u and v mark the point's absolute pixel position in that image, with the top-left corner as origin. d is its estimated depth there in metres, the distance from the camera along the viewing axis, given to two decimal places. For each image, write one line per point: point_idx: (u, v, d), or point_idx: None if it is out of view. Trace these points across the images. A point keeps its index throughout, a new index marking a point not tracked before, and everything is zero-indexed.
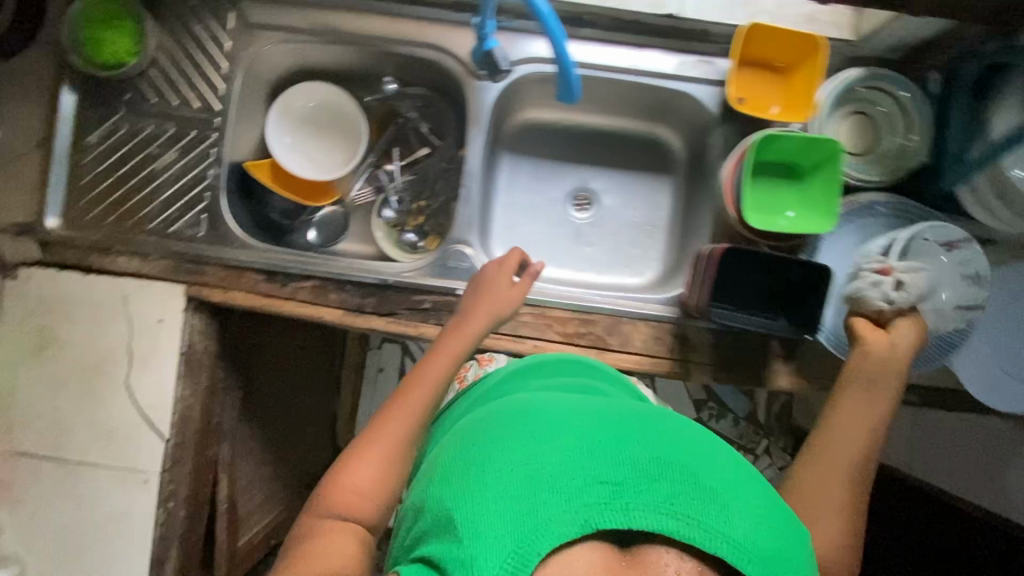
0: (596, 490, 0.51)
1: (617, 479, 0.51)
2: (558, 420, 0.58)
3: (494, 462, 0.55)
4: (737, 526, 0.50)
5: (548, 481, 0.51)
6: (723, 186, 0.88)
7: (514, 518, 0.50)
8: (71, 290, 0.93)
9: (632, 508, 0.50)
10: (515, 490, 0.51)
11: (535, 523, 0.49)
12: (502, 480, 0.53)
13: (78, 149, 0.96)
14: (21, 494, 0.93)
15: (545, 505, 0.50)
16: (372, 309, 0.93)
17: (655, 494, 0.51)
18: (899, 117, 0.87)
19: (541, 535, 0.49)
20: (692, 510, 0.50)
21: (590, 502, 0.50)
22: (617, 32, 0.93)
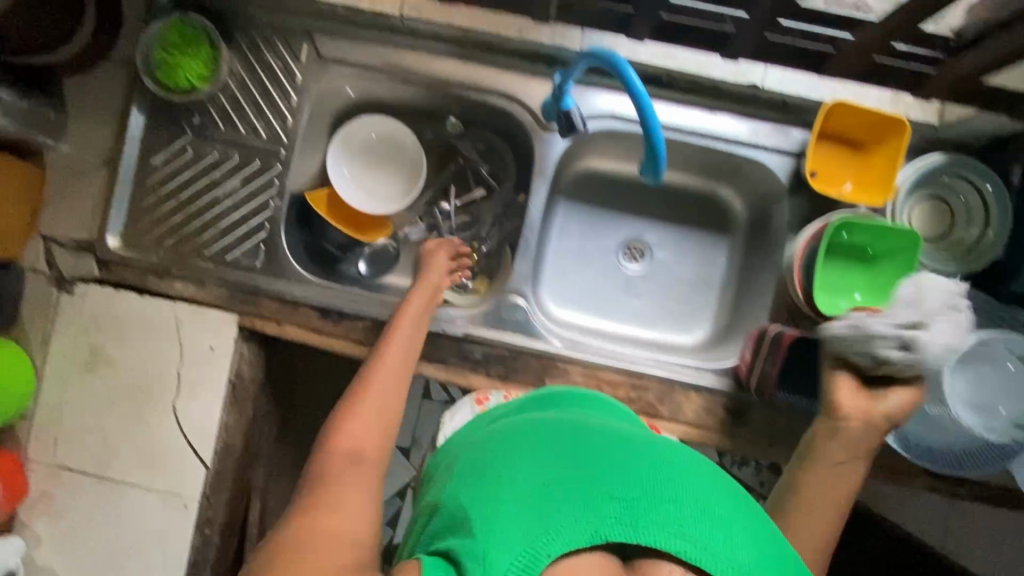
0: (608, 505, 0.48)
1: (631, 496, 0.49)
2: (574, 436, 0.58)
3: (508, 468, 0.53)
4: (744, 552, 0.48)
5: (560, 490, 0.50)
6: (792, 263, 0.86)
7: (524, 525, 0.47)
8: (126, 311, 0.94)
9: (644, 525, 0.47)
10: (524, 495, 0.50)
11: (543, 526, 0.47)
12: (514, 485, 0.51)
13: (142, 170, 0.96)
14: (61, 508, 0.94)
15: (557, 513, 0.48)
16: (422, 355, 0.92)
17: (671, 516, 0.48)
18: (978, 208, 0.85)
19: (550, 541, 0.46)
20: (703, 534, 0.47)
21: (602, 516, 0.48)
22: (693, 95, 0.91)
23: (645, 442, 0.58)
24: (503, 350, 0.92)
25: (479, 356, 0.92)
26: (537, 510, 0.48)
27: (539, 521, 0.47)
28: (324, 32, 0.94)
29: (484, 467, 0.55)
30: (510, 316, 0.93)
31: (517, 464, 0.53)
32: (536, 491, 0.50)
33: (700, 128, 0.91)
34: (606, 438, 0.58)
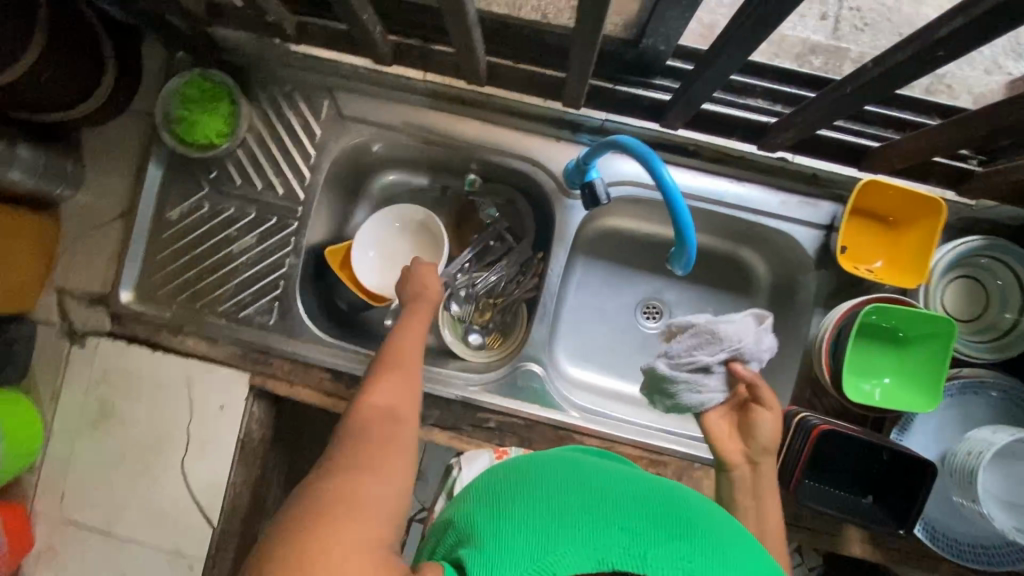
0: (618, 533, 0.46)
1: (641, 529, 0.47)
2: (600, 475, 0.56)
3: (528, 490, 0.52)
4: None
5: (571, 517, 0.48)
6: (820, 343, 0.84)
7: (531, 544, 0.46)
8: (137, 367, 0.93)
9: (651, 555, 0.44)
10: (537, 515, 0.48)
11: (549, 544, 0.45)
12: (530, 506, 0.50)
13: (157, 223, 0.95)
14: (66, 564, 0.93)
15: (564, 535, 0.46)
16: (435, 422, 0.90)
17: (679, 551, 0.45)
18: (1013, 292, 0.82)
19: (555, 557, 0.44)
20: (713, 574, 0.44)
21: (610, 541, 0.45)
22: (719, 164, 0.89)
23: (669, 488, 0.57)
24: (518, 420, 0.90)
25: (493, 425, 0.90)
26: (547, 530, 0.46)
27: (546, 539, 0.46)
28: (345, 89, 0.93)
29: (506, 486, 0.54)
30: (526, 384, 0.91)
31: (539, 487, 0.53)
32: (547, 513, 0.48)
33: (726, 199, 0.89)
34: (632, 478, 0.57)
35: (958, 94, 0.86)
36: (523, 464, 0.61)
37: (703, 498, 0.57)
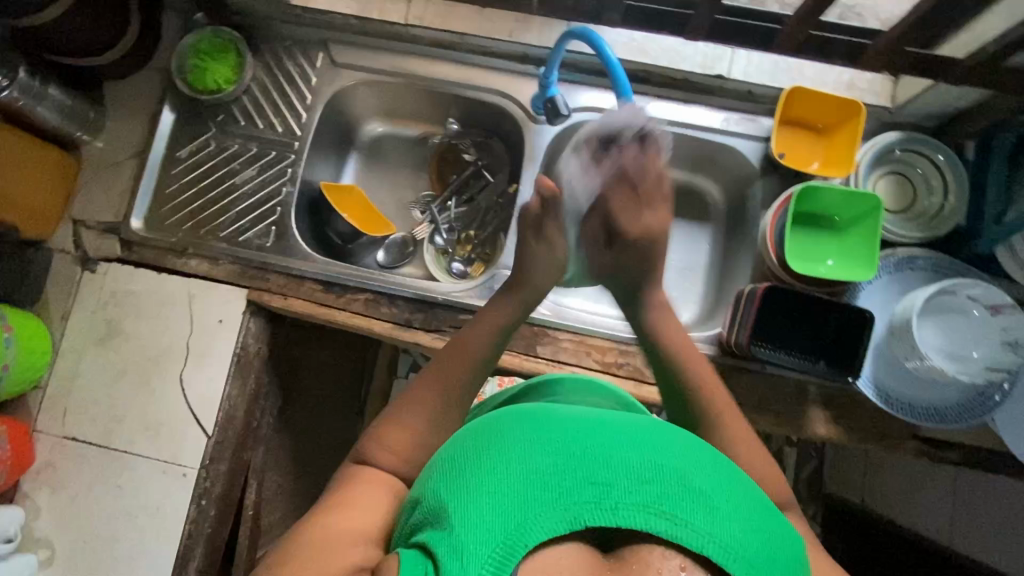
0: (584, 489, 0.43)
1: (608, 477, 0.43)
2: (556, 416, 0.50)
3: (483, 454, 0.47)
4: (731, 524, 0.42)
5: (532, 480, 0.43)
6: (765, 233, 0.91)
7: (497, 518, 0.42)
8: (143, 287, 1.00)
9: (621, 507, 0.42)
10: (498, 487, 0.44)
11: (517, 515, 0.42)
12: (488, 476, 0.45)
13: (168, 161, 1.06)
14: (64, 477, 0.96)
15: (529, 503, 0.42)
16: (419, 325, 0.98)
17: (652, 494, 0.42)
18: (935, 179, 0.92)
19: (526, 530, 0.41)
20: (684, 512, 0.42)
21: (578, 500, 0.42)
22: (669, 88, 1.00)
23: (631, 420, 0.51)
24: None
25: None
26: (511, 504, 0.43)
27: (512, 512, 0.42)
28: (338, 41, 1.07)
29: (461, 457, 0.48)
30: None
31: (496, 448, 0.47)
32: (507, 482, 0.44)
33: (675, 118, 0.99)
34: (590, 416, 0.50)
35: (868, 19, 0.99)
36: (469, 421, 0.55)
37: (661, 424, 0.52)
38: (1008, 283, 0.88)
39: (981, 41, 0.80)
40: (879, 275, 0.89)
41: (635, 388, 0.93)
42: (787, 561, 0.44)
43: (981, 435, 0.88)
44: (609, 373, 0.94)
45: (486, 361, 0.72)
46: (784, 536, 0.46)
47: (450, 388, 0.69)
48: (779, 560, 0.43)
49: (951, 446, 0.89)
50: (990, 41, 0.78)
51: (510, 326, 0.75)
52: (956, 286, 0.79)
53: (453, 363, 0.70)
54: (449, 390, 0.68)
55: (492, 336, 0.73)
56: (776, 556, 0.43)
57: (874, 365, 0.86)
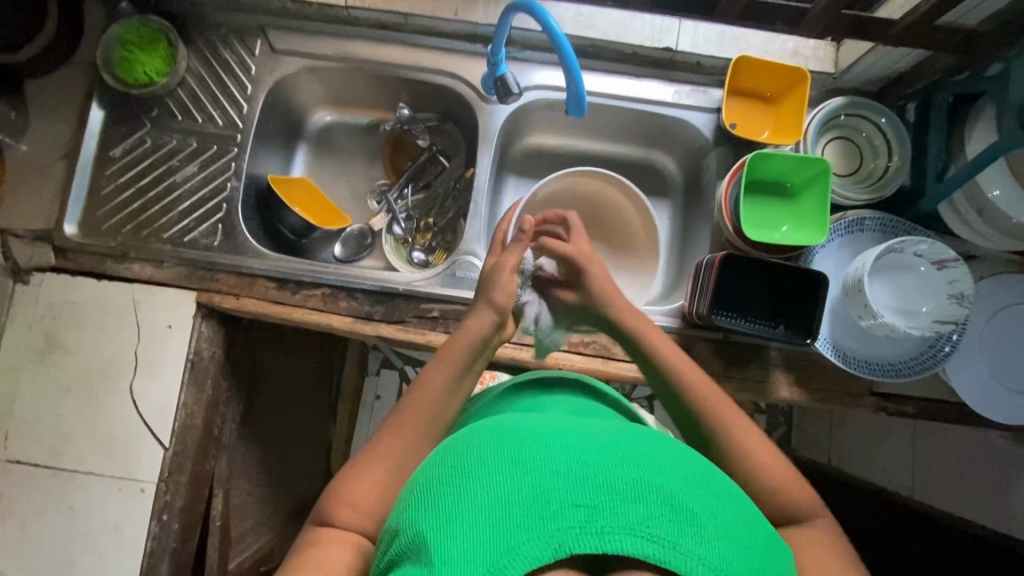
0: (571, 513, 0.41)
1: (594, 500, 0.41)
2: (543, 433, 0.48)
3: (467, 477, 0.45)
4: (720, 547, 0.41)
5: (517, 505, 0.42)
6: (720, 203, 0.92)
7: (482, 548, 0.40)
8: (82, 295, 0.94)
9: (608, 531, 0.40)
10: (481, 515, 0.42)
11: (505, 545, 0.40)
12: (472, 501, 0.43)
13: (102, 161, 1.00)
14: (9, 504, 0.90)
15: (515, 530, 0.41)
16: (380, 317, 0.96)
17: (639, 516, 0.41)
18: (879, 141, 0.94)
19: (513, 560, 0.39)
20: (672, 534, 0.40)
21: (564, 525, 0.40)
22: (620, 64, 1.00)
23: (614, 433, 0.49)
24: (458, 306, 0.96)
25: (437, 314, 0.95)
26: (495, 531, 0.41)
27: (496, 541, 0.40)
28: (277, 27, 1.03)
29: (444, 483, 0.46)
30: (464, 274, 0.98)
31: (481, 472, 0.45)
32: (491, 509, 0.42)
33: (629, 94, 0.99)
34: (578, 432, 0.49)
35: None
36: (452, 440, 0.53)
37: (649, 437, 0.50)
38: (951, 239, 0.92)
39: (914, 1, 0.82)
40: (832, 237, 0.91)
41: (602, 366, 0.93)
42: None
43: (933, 386, 0.92)
44: (577, 352, 0.94)
45: (455, 394, 0.74)
46: (772, 554, 0.45)
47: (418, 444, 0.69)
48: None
49: (907, 399, 0.92)
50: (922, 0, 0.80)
51: (474, 357, 0.76)
52: (904, 244, 0.82)
53: (404, 423, 0.69)
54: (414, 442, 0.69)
55: (450, 376, 0.74)
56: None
57: (832, 326, 0.88)
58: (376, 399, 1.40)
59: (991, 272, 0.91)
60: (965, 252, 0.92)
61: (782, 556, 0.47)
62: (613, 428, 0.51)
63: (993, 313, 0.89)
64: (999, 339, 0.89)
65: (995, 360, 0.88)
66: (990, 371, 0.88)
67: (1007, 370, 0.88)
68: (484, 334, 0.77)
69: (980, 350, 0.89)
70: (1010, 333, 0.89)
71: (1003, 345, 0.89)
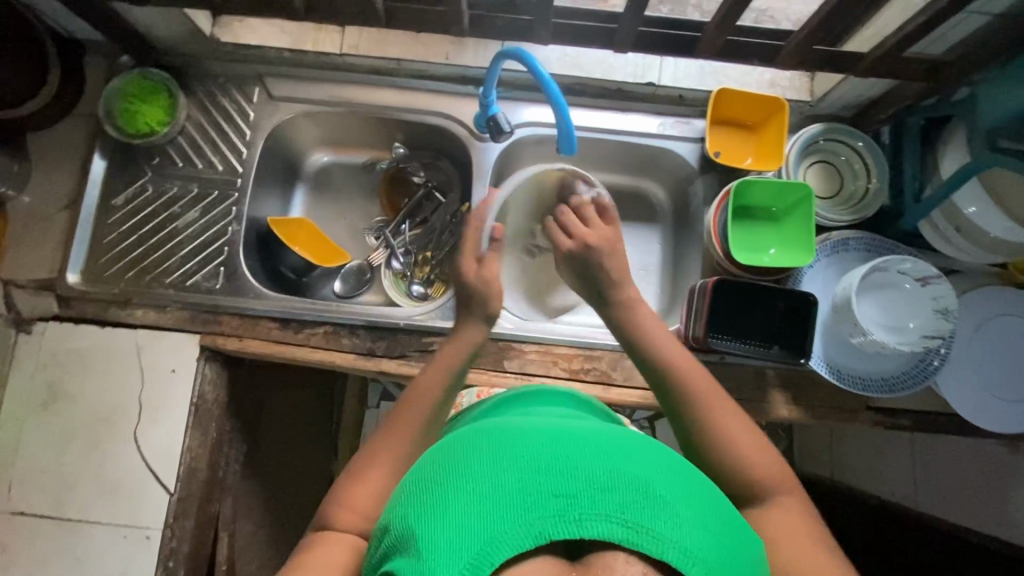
0: (548, 502, 0.42)
1: (571, 489, 0.43)
2: (525, 430, 0.49)
3: (451, 472, 0.46)
4: (694, 532, 0.42)
5: (500, 495, 0.43)
6: (709, 229, 0.96)
7: (462, 536, 0.41)
8: (85, 343, 0.95)
9: (584, 519, 0.41)
10: (463, 506, 0.43)
11: (484, 534, 0.41)
12: (454, 493, 0.44)
13: (104, 209, 1.02)
14: (11, 557, 0.89)
15: (496, 520, 0.42)
16: (383, 352, 0.97)
17: (612, 503, 0.42)
18: (857, 164, 0.98)
19: (491, 549, 0.41)
20: (647, 520, 0.41)
21: (543, 515, 0.42)
22: (606, 99, 1.04)
23: (592, 429, 0.51)
24: None
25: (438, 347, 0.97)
26: (476, 520, 0.42)
27: (476, 532, 0.41)
28: (273, 75, 1.06)
29: (427, 477, 0.47)
30: None
31: (461, 467, 0.46)
32: (472, 501, 0.43)
33: (615, 127, 1.03)
34: (561, 428, 0.50)
35: (781, 21, 1.03)
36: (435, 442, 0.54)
37: (626, 430, 0.52)
38: (933, 254, 0.95)
39: (881, 35, 0.87)
40: (818, 258, 0.94)
41: (603, 392, 0.95)
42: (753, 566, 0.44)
43: (926, 398, 0.94)
44: (577, 379, 0.96)
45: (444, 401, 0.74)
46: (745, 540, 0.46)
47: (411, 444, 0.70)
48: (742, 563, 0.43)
49: (902, 412, 0.94)
50: (889, 34, 0.84)
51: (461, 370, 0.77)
52: (887, 263, 0.85)
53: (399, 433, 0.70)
54: (407, 444, 0.70)
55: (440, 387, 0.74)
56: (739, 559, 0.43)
57: (822, 343, 0.91)
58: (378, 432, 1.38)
59: (973, 285, 0.94)
60: (947, 267, 0.95)
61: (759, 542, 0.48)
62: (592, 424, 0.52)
63: (978, 325, 0.92)
64: (987, 350, 0.92)
65: (984, 370, 0.91)
66: (981, 382, 0.91)
67: (998, 380, 0.91)
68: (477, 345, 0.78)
69: (969, 361, 0.92)
70: (996, 342, 0.92)
71: (991, 356, 0.92)
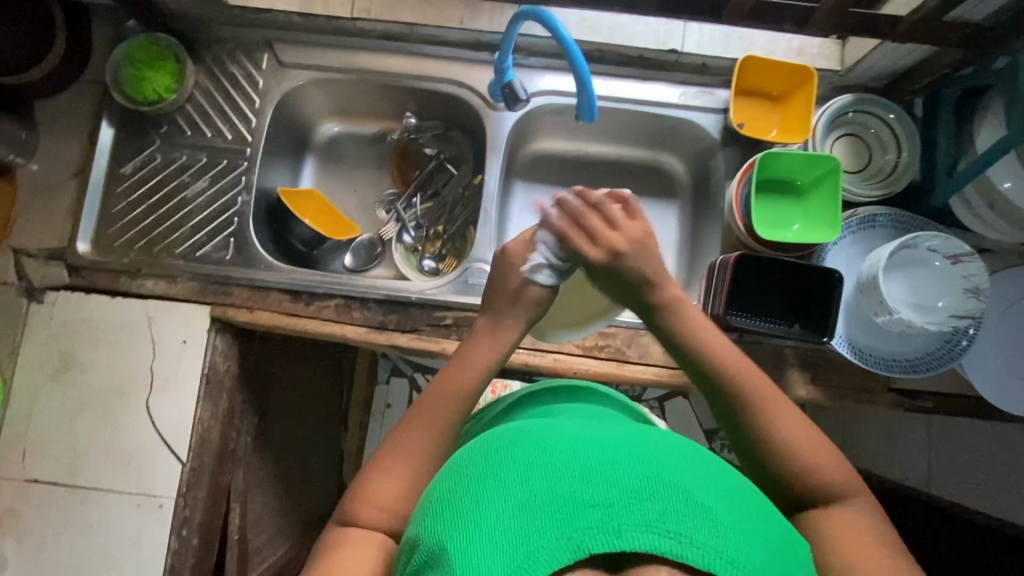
0: (586, 513, 0.42)
1: (609, 499, 0.43)
2: (558, 440, 0.50)
3: (483, 487, 0.47)
4: (736, 539, 0.42)
5: (539, 510, 0.43)
6: (730, 203, 0.93)
7: (502, 551, 0.42)
8: (97, 313, 0.95)
9: (624, 529, 0.41)
10: (499, 523, 0.43)
11: (524, 548, 0.42)
12: (492, 509, 0.44)
13: (113, 178, 1.01)
14: (28, 523, 0.90)
15: (536, 535, 0.42)
16: (394, 326, 0.96)
17: (652, 514, 0.42)
18: (887, 137, 0.94)
19: (530, 563, 0.41)
20: (688, 529, 0.41)
21: (581, 526, 0.42)
22: (626, 67, 1.00)
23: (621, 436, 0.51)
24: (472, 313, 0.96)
25: (450, 322, 0.95)
26: (516, 535, 0.42)
27: (515, 547, 0.42)
28: (283, 41, 1.03)
29: (461, 489, 0.48)
30: (477, 282, 0.98)
31: (497, 481, 0.47)
32: (510, 518, 0.43)
33: (635, 97, 0.99)
34: (591, 437, 0.50)
35: None
36: (465, 450, 0.55)
37: (657, 437, 0.52)
38: (963, 232, 0.92)
39: None
40: (844, 235, 0.91)
41: (617, 369, 0.93)
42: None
43: (949, 381, 0.92)
44: (591, 357, 0.94)
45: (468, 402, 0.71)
46: (786, 545, 0.46)
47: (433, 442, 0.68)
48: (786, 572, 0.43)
49: (924, 394, 0.92)
50: None
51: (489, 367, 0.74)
52: (916, 240, 0.82)
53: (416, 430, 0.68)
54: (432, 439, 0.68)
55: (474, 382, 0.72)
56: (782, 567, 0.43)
57: (846, 323, 0.88)
58: (387, 407, 1.38)
59: (1004, 265, 0.91)
60: (978, 245, 0.92)
61: (801, 549, 0.48)
62: (621, 430, 0.53)
63: (1008, 306, 0.89)
64: (1016, 332, 0.89)
65: (1012, 353, 0.88)
66: (1008, 364, 0.88)
67: None
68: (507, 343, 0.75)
69: (997, 343, 0.89)
70: None
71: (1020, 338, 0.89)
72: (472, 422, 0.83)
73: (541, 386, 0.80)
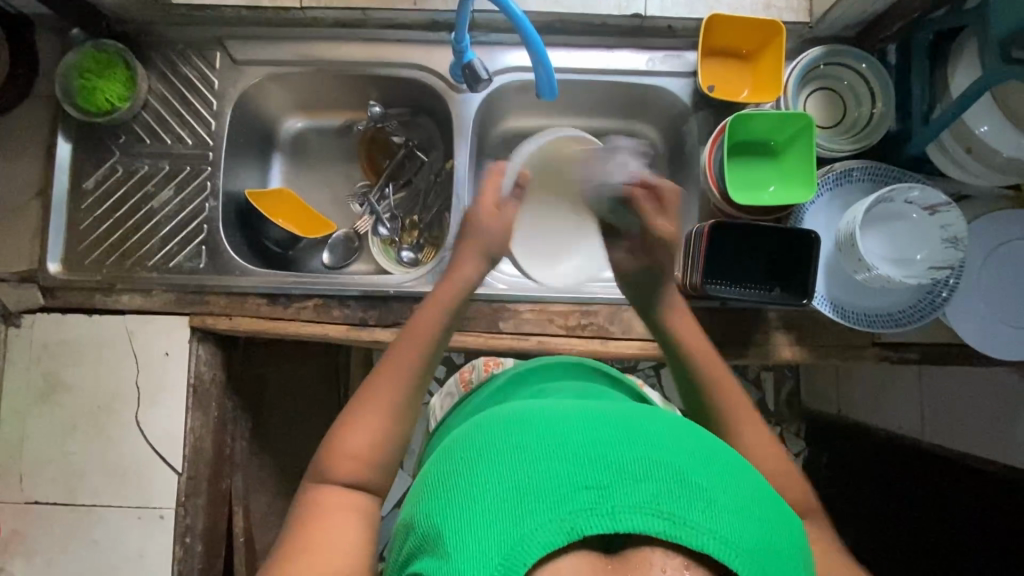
0: (581, 495, 0.42)
1: (604, 481, 0.43)
2: (550, 421, 0.50)
3: (476, 471, 0.46)
4: (729, 519, 0.42)
5: (534, 492, 0.43)
6: (704, 170, 0.91)
7: (495, 536, 0.41)
8: (75, 332, 0.94)
9: (619, 511, 0.41)
10: (495, 505, 0.43)
11: (518, 533, 0.41)
12: (487, 491, 0.44)
13: (76, 194, 0.99)
14: (32, 543, 0.91)
15: (530, 516, 0.42)
16: (375, 322, 0.95)
17: (647, 495, 0.42)
18: (861, 88, 0.92)
19: (523, 547, 0.41)
20: (682, 510, 0.42)
21: (576, 508, 0.42)
22: (589, 37, 0.97)
23: (613, 416, 0.51)
24: None
25: None
26: (508, 518, 0.42)
27: (509, 530, 0.41)
28: (234, 37, 1.00)
29: (455, 472, 0.48)
30: None
31: (490, 463, 0.46)
32: (505, 498, 0.43)
33: (601, 68, 0.97)
34: (583, 419, 0.50)
35: None
36: (459, 436, 0.54)
37: (651, 416, 0.52)
38: (942, 180, 0.90)
39: None
40: (821, 192, 0.89)
41: (601, 346, 0.93)
42: (795, 558, 0.44)
43: (934, 331, 0.92)
44: (575, 335, 0.93)
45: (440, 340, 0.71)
46: (781, 524, 0.46)
47: (408, 380, 0.68)
48: (781, 552, 0.43)
49: (910, 346, 0.92)
50: None
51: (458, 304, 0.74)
52: (894, 193, 0.80)
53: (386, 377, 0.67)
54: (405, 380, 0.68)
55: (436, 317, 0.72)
56: (776, 548, 0.43)
57: (827, 282, 0.88)
58: None
59: (986, 210, 0.89)
60: (958, 192, 0.90)
61: (795, 530, 0.48)
62: (613, 410, 0.52)
63: (989, 252, 0.88)
64: (997, 277, 0.88)
65: (994, 299, 0.88)
66: (990, 311, 0.88)
67: (1009, 307, 0.87)
68: (472, 277, 0.75)
69: (978, 289, 0.88)
70: (1007, 269, 0.88)
71: (1001, 283, 0.88)
72: (456, 411, 0.83)
73: (527, 368, 0.80)
